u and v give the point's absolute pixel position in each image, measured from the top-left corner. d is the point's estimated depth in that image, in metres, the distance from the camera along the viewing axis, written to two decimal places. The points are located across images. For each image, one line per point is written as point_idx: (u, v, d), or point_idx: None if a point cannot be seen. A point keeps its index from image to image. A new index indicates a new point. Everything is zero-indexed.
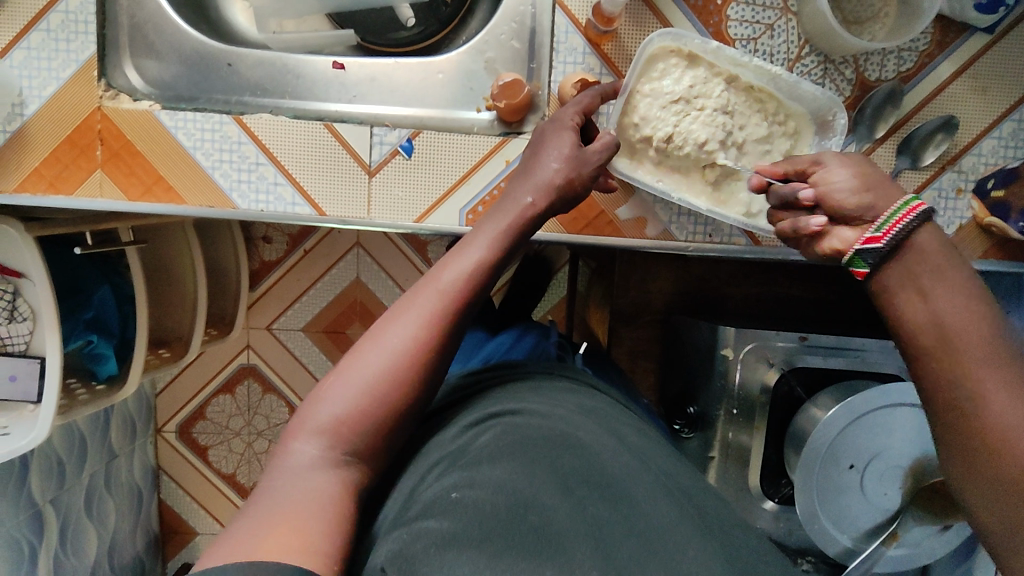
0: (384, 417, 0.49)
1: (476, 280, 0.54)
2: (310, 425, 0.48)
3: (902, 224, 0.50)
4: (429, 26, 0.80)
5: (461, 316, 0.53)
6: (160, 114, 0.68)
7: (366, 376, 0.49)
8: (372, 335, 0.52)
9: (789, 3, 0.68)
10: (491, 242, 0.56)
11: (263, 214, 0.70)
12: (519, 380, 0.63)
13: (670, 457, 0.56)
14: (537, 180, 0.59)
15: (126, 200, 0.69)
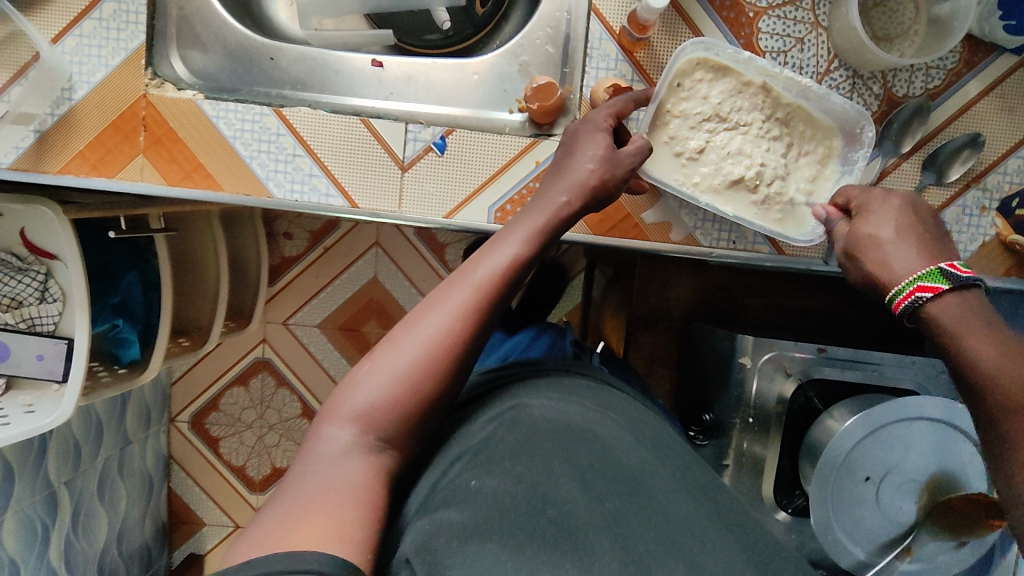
0: (416, 405, 0.50)
1: (509, 273, 0.55)
2: (344, 412, 0.49)
3: (911, 300, 0.50)
4: (463, 30, 0.83)
5: (492, 308, 0.54)
6: (203, 103, 0.70)
7: (400, 364, 0.51)
8: (406, 325, 0.53)
9: (820, 18, 0.69)
10: (525, 238, 0.57)
11: (297, 204, 0.71)
12: (540, 376, 0.63)
13: (687, 456, 0.57)
14: (571, 179, 0.61)
15: (165, 185, 0.71)
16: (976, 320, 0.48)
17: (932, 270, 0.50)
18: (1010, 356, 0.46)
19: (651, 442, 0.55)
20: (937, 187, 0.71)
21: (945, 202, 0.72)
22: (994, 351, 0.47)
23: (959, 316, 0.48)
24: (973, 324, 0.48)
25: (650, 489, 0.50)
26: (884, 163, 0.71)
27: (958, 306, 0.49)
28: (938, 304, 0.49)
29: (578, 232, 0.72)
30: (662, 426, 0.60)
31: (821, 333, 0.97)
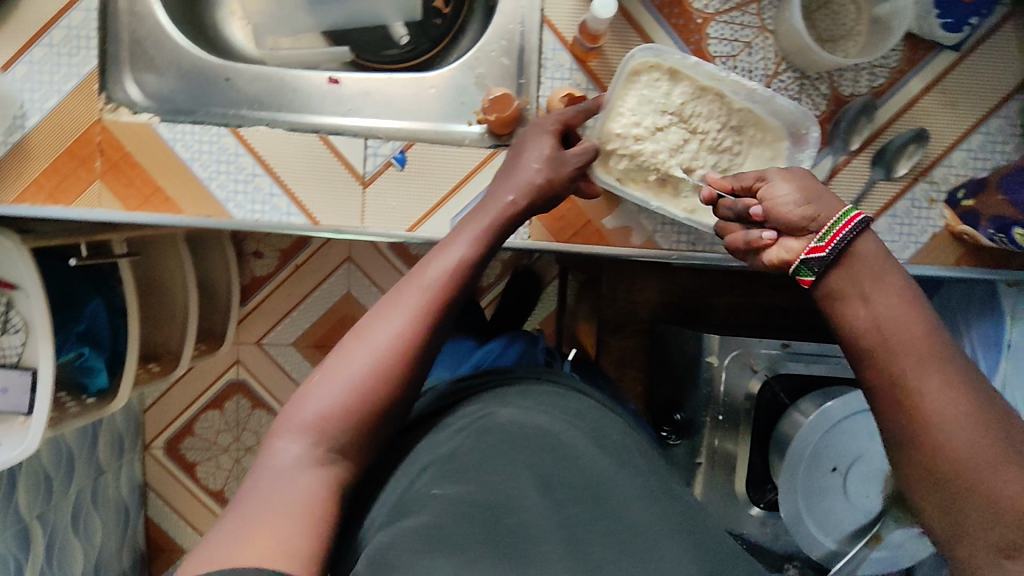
0: (369, 413, 0.50)
1: (458, 275, 0.55)
2: (296, 424, 0.50)
3: (843, 234, 0.52)
4: (420, 44, 0.83)
5: (442, 310, 0.54)
6: (160, 127, 0.70)
7: (350, 372, 0.51)
8: (357, 333, 0.53)
9: (766, 22, 0.71)
10: (473, 240, 0.58)
11: (258, 224, 0.71)
12: (508, 385, 0.63)
13: (650, 457, 0.58)
14: (518, 180, 0.62)
15: (124, 210, 0.70)
16: (876, 258, 0.52)
17: (847, 208, 0.54)
18: (897, 293, 0.50)
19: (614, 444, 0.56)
20: (886, 182, 0.73)
21: (894, 196, 0.74)
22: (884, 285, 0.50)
23: (875, 253, 0.52)
24: (875, 263, 0.52)
25: (610, 492, 0.51)
26: (834, 160, 0.73)
27: (865, 247, 0.52)
28: (856, 242, 0.52)
29: (541, 241, 0.73)
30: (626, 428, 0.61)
31: (788, 329, 0.98)
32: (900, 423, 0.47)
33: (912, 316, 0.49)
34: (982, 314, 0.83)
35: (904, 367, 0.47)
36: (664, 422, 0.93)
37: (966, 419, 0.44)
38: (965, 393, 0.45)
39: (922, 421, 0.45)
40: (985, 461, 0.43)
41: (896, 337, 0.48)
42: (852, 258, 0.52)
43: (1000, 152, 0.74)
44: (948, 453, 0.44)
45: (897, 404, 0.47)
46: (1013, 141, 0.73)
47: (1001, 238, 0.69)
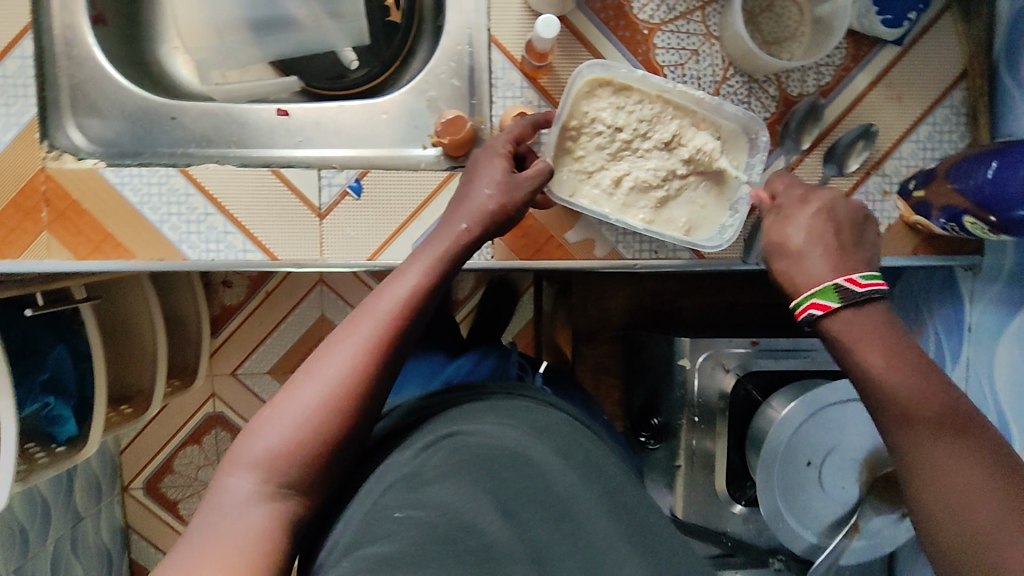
0: (322, 446, 0.49)
1: (413, 305, 0.55)
2: (246, 459, 0.49)
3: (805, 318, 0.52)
4: (372, 68, 0.83)
5: (396, 341, 0.53)
6: (106, 172, 0.68)
7: (302, 406, 0.50)
8: (309, 367, 0.52)
9: (711, 29, 0.72)
10: (426, 268, 0.57)
11: (213, 263, 0.70)
12: (478, 399, 0.62)
13: (622, 472, 0.58)
14: (471, 206, 0.61)
15: (74, 259, 0.69)
16: (872, 324, 0.49)
17: (825, 286, 0.51)
18: (900, 362, 0.48)
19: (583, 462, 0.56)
20: (839, 178, 0.74)
21: (849, 190, 0.75)
22: (885, 357, 0.48)
23: (857, 326, 0.49)
24: (865, 333, 0.49)
25: (576, 513, 0.51)
26: (787, 160, 0.74)
27: (856, 315, 0.49)
28: (826, 321, 0.50)
29: (504, 260, 0.73)
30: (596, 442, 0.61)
31: (759, 325, 1.00)
32: (923, 501, 0.45)
33: (922, 387, 0.46)
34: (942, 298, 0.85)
35: (921, 443, 0.45)
36: (643, 427, 0.95)
37: (987, 495, 0.42)
38: (984, 466, 0.43)
39: (946, 500, 0.43)
40: (1011, 537, 0.41)
41: (905, 411, 0.46)
42: (836, 334, 0.50)
43: (947, 142, 0.75)
44: (973, 531, 0.42)
45: (919, 482, 0.45)
46: (959, 129, 0.75)
47: (953, 226, 0.70)
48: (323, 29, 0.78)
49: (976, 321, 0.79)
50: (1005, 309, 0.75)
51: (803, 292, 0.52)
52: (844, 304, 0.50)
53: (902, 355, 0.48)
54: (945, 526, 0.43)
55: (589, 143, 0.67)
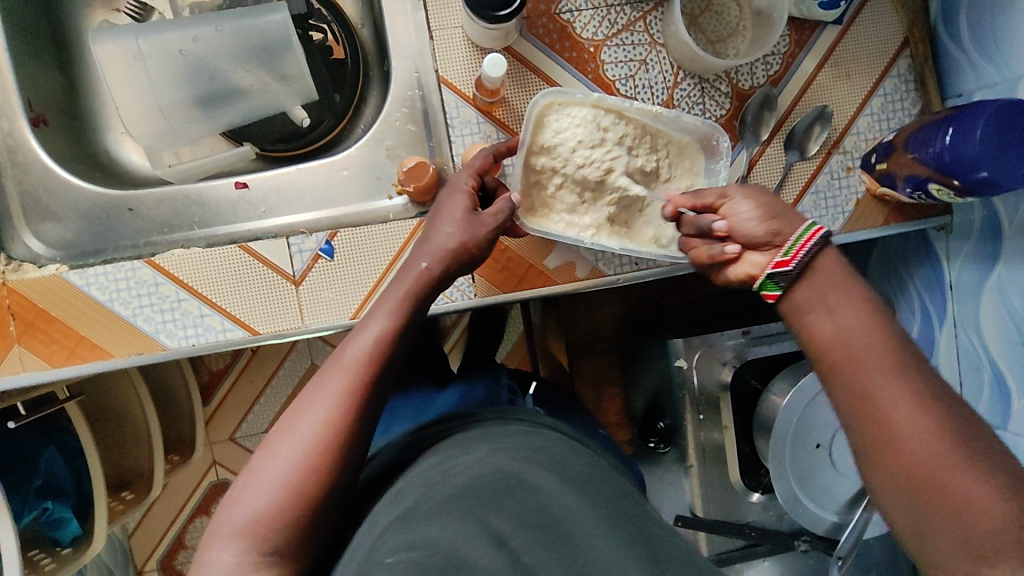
0: (301, 508, 0.47)
1: (382, 352, 0.54)
2: (224, 532, 0.46)
3: (806, 248, 0.53)
4: (325, 121, 0.81)
5: (371, 391, 0.52)
6: (69, 275, 0.66)
7: (276, 468, 0.48)
8: (282, 427, 0.50)
9: (655, 37, 0.72)
10: (392, 312, 0.56)
11: (194, 349, 0.68)
12: (472, 425, 0.58)
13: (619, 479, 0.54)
14: (432, 244, 0.60)
15: (51, 368, 0.67)
16: (839, 279, 0.52)
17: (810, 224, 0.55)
18: (862, 313, 0.50)
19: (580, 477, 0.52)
20: (803, 163, 0.75)
21: (814, 172, 0.75)
22: (848, 305, 0.51)
23: (835, 271, 0.53)
24: (835, 281, 0.52)
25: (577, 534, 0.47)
26: (749, 154, 0.74)
27: (830, 267, 0.53)
28: (817, 258, 0.53)
29: (488, 296, 0.72)
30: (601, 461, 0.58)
31: (747, 312, 1.00)
32: (871, 437, 0.46)
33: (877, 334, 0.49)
34: (918, 261, 0.87)
35: (873, 381, 0.47)
36: (649, 433, 0.93)
37: (936, 432, 0.43)
38: (929, 404, 0.45)
39: (894, 437, 0.45)
40: (949, 471, 0.42)
41: (857, 354, 0.48)
42: (815, 272, 0.53)
43: (900, 111, 0.76)
44: (928, 471, 0.43)
45: (870, 421, 0.46)
46: (910, 96, 0.76)
47: (920, 194, 0.71)
48: (271, 92, 0.77)
49: (957, 280, 0.80)
50: (983, 264, 0.76)
51: (794, 233, 0.54)
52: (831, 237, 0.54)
53: (863, 306, 0.50)
54: (893, 461, 0.45)
55: (555, 166, 0.66)
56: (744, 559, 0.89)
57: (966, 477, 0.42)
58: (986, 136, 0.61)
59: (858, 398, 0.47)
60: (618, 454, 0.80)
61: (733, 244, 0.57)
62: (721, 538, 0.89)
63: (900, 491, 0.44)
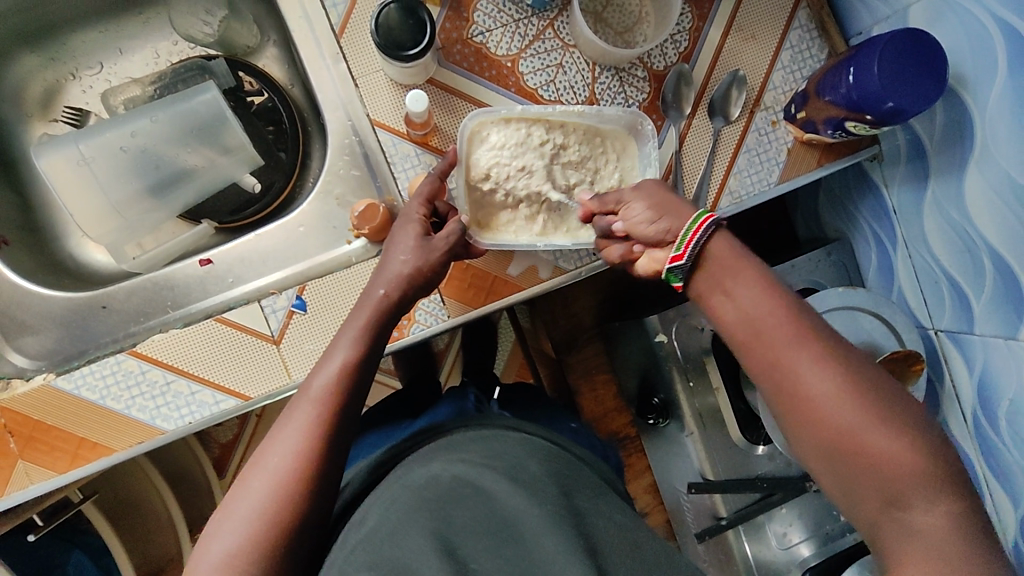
0: (275, 535, 0.50)
1: (346, 381, 0.57)
2: (204, 569, 0.49)
3: (696, 239, 0.56)
4: (275, 181, 0.84)
5: (337, 416, 0.55)
6: (58, 381, 0.68)
7: (250, 501, 0.51)
8: (256, 460, 0.53)
9: (565, 40, 0.75)
10: (354, 339, 0.59)
11: (192, 426, 0.70)
12: (443, 435, 0.65)
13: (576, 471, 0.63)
14: (387, 272, 0.62)
15: (58, 475, 0.69)
16: (733, 254, 0.56)
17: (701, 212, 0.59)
18: (764, 284, 0.54)
19: (530, 478, 0.58)
20: (729, 127, 0.78)
21: (742, 132, 0.79)
22: (743, 277, 0.55)
23: (728, 253, 0.56)
24: (734, 261, 0.56)
25: (525, 537, 0.53)
26: (677, 128, 0.78)
27: (717, 243, 0.57)
28: (709, 244, 0.57)
29: (461, 315, 0.74)
30: (562, 460, 0.63)
31: None
32: (794, 411, 0.50)
33: (778, 300, 0.53)
34: (861, 194, 0.91)
35: (788, 356, 0.51)
36: (647, 410, 0.96)
37: (844, 394, 0.48)
38: (832, 362, 0.49)
39: (813, 407, 0.49)
40: (860, 425, 0.47)
41: (761, 327, 0.52)
42: (708, 261, 0.57)
43: (810, 59, 0.80)
44: (842, 431, 0.48)
45: (784, 385, 0.51)
46: (815, 43, 0.80)
47: (842, 133, 0.74)
48: (218, 167, 0.80)
49: (898, 203, 0.84)
50: (917, 184, 0.79)
51: (687, 221, 0.58)
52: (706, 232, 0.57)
53: (766, 279, 0.55)
54: (808, 422, 0.49)
55: (508, 180, 0.69)
56: (761, 511, 0.90)
57: (873, 428, 0.47)
58: (883, 69, 0.65)
59: (771, 361, 0.52)
60: (588, 444, 0.82)
61: (637, 241, 0.63)
62: (735, 496, 0.92)
63: (819, 448, 0.49)
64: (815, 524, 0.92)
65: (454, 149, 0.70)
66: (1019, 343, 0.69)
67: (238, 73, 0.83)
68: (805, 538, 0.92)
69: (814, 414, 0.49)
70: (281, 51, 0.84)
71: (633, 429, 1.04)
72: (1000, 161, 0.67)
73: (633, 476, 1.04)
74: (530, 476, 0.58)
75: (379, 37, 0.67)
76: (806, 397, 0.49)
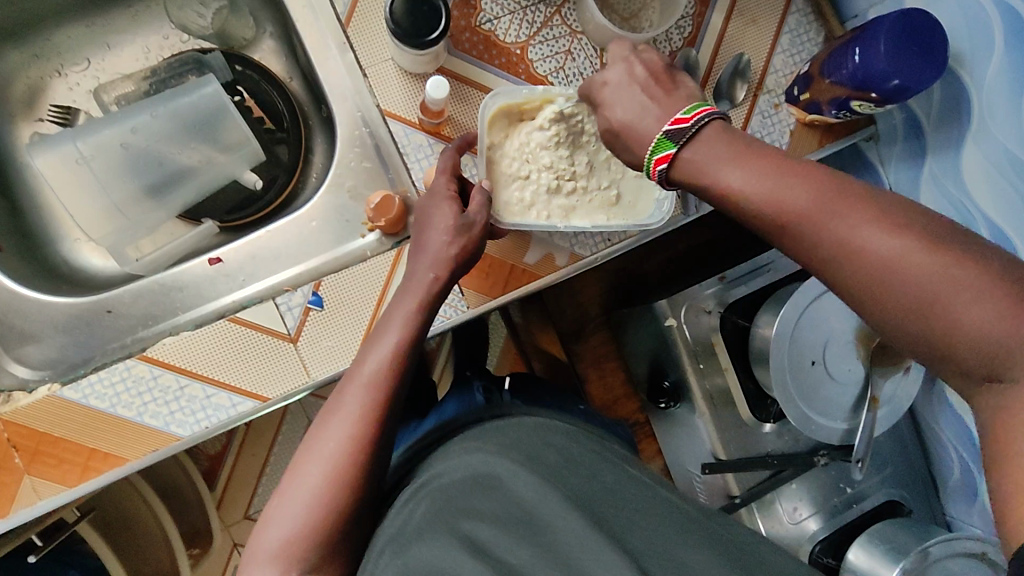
0: (332, 521, 0.53)
1: (396, 363, 0.58)
2: (263, 555, 0.52)
3: (661, 166, 0.55)
4: (277, 177, 0.81)
5: (388, 398, 0.56)
6: (63, 391, 0.65)
7: (308, 486, 0.53)
8: (308, 445, 0.55)
9: (573, 26, 0.75)
10: (406, 320, 0.60)
11: (208, 431, 0.68)
12: (466, 427, 0.65)
13: (603, 454, 0.63)
14: (431, 254, 0.62)
15: (68, 489, 0.66)
16: (732, 144, 0.52)
17: (663, 132, 0.55)
18: (755, 166, 0.51)
19: (551, 468, 0.57)
20: (735, 110, 0.80)
21: (747, 116, 0.80)
22: (742, 165, 0.51)
23: (706, 153, 0.53)
24: (715, 154, 0.52)
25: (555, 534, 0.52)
26: None
27: (709, 140, 0.53)
28: (688, 144, 0.54)
29: (480, 305, 0.73)
30: (594, 445, 0.64)
31: (720, 260, 1.05)
32: (846, 275, 0.46)
33: (794, 178, 0.49)
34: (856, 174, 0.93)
35: (827, 222, 0.47)
36: (657, 395, 0.97)
37: (899, 245, 0.44)
38: (894, 222, 0.45)
39: (867, 266, 0.45)
40: (945, 286, 0.42)
41: (781, 199, 0.49)
42: (690, 163, 0.54)
43: (807, 43, 0.81)
44: (910, 287, 0.43)
45: (846, 268, 0.46)
46: (813, 27, 0.81)
47: (845, 112, 0.76)
48: (217, 164, 0.77)
49: (896, 180, 0.86)
50: (914, 161, 0.82)
51: (650, 145, 0.56)
52: (681, 147, 0.54)
53: (756, 161, 0.51)
54: (888, 295, 0.45)
55: (531, 166, 0.71)
56: (773, 488, 0.92)
57: (959, 274, 0.42)
58: (889, 48, 0.66)
59: (816, 252, 0.48)
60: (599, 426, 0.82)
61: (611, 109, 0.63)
62: (746, 474, 0.94)
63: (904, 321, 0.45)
64: (822, 499, 0.95)
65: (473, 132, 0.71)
66: None
67: (234, 66, 0.81)
68: (813, 513, 0.95)
69: (867, 277, 0.45)
70: (278, 43, 0.82)
71: (641, 414, 1.05)
72: (997, 134, 0.70)
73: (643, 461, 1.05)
74: (561, 468, 0.58)
75: (393, 25, 0.65)
76: (858, 259, 0.45)
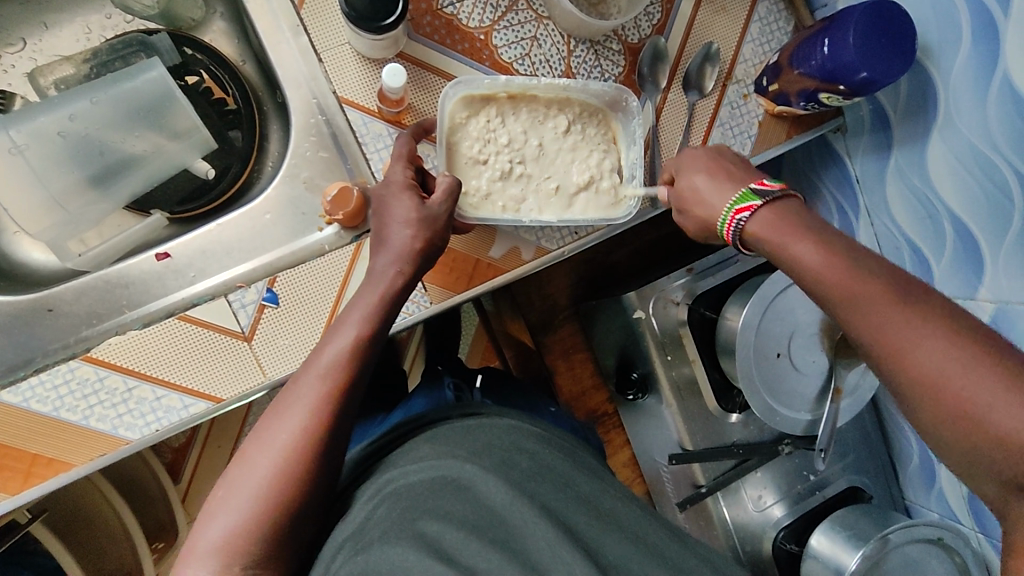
0: (277, 516, 0.51)
1: (356, 358, 0.56)
2: (200, 551, 0.49)
3: (740, 216, 0.59)
4: (231, 167, 0.78)
5: (344, 394, 0.55)
6: (2, 396, 0.62)
7: (254, 480, 0.51)
8: (258, 436, 0.53)
9: (540, 11, 0.73)
10: (366, 313, 0.58)
11: (159, 434, 0.65)
12: (433, 426, 0.64)
13: (566, 454, 0.62)
14: (393, 245, 0.59)
15: (9, 498, 0.63)
16: (801, 220, 0.56)
17: (748, 190, 0.60)
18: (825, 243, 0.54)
19: (517, 472, 0.56)
20: (704, 100, 0.78)
21: (716, 106, 0.78)
22: (807, 241, 0.54)
23: (784, 219, 0.56)
24: (789, 225, 0.56)
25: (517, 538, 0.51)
26: (653, 103, 0.77)
27: (786, 211, 0.57)
28: (764, 209, 0.58)
29: (444, 301, 0.71)
30: (556, 445, 0.63)
31: (689, 250, 1.05)
32: (885, 364, 0.48)
33: (851, 264, 0.51)
34: (823, 166, 0.93)
35: (867, 309, 0.49)
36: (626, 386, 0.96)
37: (942, 347, 0.45)
38: (941, 324, 0.46)
39: (906, 362, 0.46)
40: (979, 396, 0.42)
41: (835, 279, 0.51)
42: (763, 225, 0.57)
43: (778, 31, 0.80)
44: (942, 391, 0.44)
45: (885, 357, 0.47)
46: (783, 16, 0.80)
47: (813, 104, 0.75)
48: (167, 153, 0.74)
49: (862, 172, 0.86)
50: (881, 153, 0.82)
51: (733, 198, 0.61)
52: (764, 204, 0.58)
53: (825, 239, 0.54)
54: (919, 391, 0.45)
55: (496, 155, 0.69)
56: (738, 477, 0.93)
57: (996, 387, 0.42)
58: (857, 39, 0.65)
59: (860, 334, 0.49)
60: (568, 428, 0.81)
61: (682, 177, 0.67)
62: (712, 464, 0.95)
63: (938, 424, 0.45)
64: (787, 486, 0.97)
65: (433, 119, 0.68)
66: (976, 303, 0.73)
67: (183, 49, 0.77)
68: (778, 500, 0.96)
69: (900, 369, 0.46)
70: (230, 25, 0.79)
71: (610, 405, 1.05)
72: (964, 129, 0.70)
73: (611, 452, 1.05)
74: (524, 471, 0.56)
75: (348, 9, 0.62)
76: (898, 352, 0.47)
